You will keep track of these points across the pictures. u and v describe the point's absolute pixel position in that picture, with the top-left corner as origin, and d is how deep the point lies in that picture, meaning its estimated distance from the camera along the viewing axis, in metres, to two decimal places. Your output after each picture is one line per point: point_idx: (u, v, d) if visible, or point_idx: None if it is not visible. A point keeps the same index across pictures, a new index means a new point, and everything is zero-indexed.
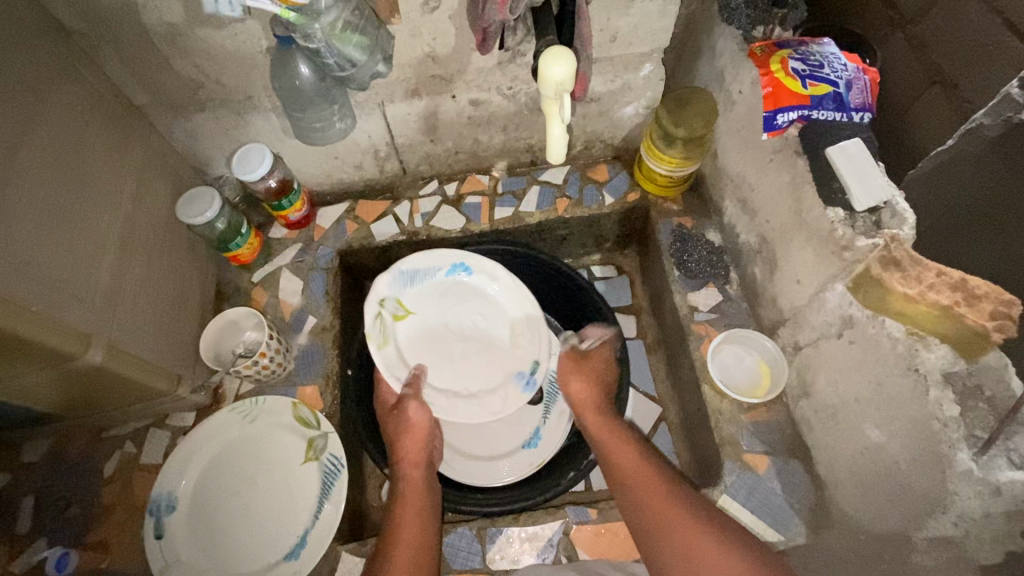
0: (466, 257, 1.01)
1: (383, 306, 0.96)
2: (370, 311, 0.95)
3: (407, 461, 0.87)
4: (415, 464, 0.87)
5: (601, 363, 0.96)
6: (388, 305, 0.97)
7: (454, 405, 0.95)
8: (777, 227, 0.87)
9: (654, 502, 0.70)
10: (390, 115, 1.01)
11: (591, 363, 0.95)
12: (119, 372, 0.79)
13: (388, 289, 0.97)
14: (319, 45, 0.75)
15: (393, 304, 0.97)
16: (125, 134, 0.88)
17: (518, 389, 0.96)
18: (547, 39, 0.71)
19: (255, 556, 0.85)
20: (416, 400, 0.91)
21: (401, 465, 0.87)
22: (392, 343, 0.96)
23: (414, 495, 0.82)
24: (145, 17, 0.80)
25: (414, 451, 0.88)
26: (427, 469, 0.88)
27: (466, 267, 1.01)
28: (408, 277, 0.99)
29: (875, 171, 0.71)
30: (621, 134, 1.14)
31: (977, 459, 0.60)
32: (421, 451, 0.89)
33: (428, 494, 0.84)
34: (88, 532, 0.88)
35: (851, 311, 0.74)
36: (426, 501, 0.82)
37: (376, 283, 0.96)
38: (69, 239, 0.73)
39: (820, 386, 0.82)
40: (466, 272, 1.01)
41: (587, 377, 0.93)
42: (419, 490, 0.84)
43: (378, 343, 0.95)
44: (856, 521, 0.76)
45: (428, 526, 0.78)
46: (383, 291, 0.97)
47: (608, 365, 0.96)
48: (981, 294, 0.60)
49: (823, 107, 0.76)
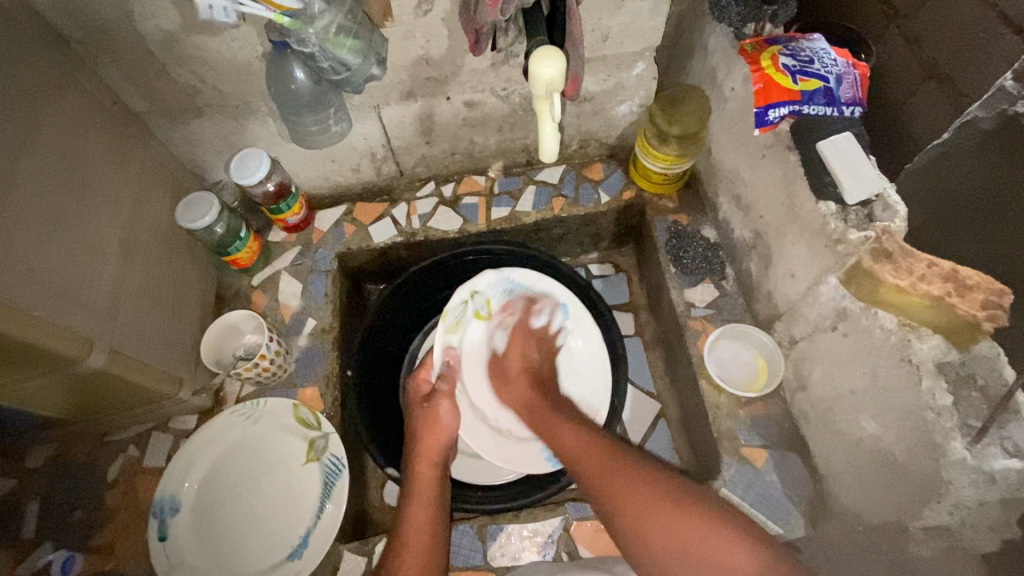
0: (570, 300, 1.03)
1: (472, 297, 0.98)
2: (461, 295, 0.97)
3: (423, 460, 0.86)
4: (430, 462, 0.86)
5: (519, 361, 0.96)
6: (477, 299, 0.99)
7: (475, 425, 0.97)
8: (770, 222, 0.87)
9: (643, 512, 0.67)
10: (386, 117, 1.02)
11: (511, 365, 0.96)
12: (121, 376, 0.80)
13: (484, 287, 0.99)
14: (313, 49, 0.76)
15: (480, 301, 0.99)
16: (124, 141, 0.89)
17: (544, 457, 0.95)
18: (537, 40, 0.72)
19: (259, 556, 0.85)
20: (450, 401, 0.92)
21: (417, 463, 0.86)
22: (459, 334, 0.98)
23: (426, 500, 0.81)
24: (142, 25, 0.81)
25: (433, 450, 0.87)
26: (443, 468, 0.87)
27: (565, 309, 1.03)
28: (508, 286, 1.01)
29: (865, 164, 0.72)
30: (616, 133, 1.15)
31: (972, 448, 0.60)
32: (440, 451, 0.87)
33: (441, 494, 0.83)
34: (92, 535, 0.89)
35: (844, 303, 0.74)
36: (438, 502, 0.82)
37: (480, 276, 0.98)
38: (70, 245, 0.74)
39: (816, 378, 0.82)
40: (563, 314, 1.03)
41: (516, 379, 0.94)
42: (432, 491, 0.83)
43: (449, 327, 0.97)
44: (854, 512, 0.77)
45: (441, 529, 0.78)
46: (481, 286, 0.99)
47: (529, 359, 0.97)
48: (973, 284, 0.61)
49: (813, 102, 0.77)
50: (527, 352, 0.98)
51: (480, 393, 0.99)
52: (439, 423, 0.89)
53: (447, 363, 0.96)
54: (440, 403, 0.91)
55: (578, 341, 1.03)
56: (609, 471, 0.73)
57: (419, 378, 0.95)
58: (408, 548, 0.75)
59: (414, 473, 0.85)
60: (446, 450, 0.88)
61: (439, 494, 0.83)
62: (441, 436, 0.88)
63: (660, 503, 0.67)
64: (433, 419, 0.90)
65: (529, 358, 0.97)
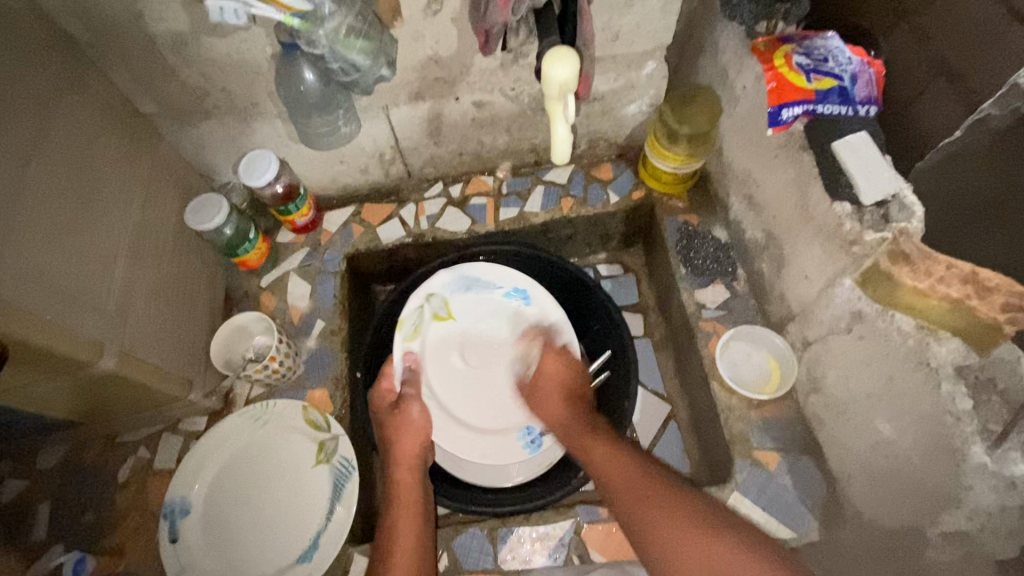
0: (531, 286, 1.05)
1: (428, 299, 1.04)
2: (416, 300, 1.03)
3: (402, 463, 0.87)
4: (409, 466, 0.87)
5: (553, 385, 0.95)
6: (434, 301, 1.04)
7: (446, 426, 1.00)
8: (784, 223, 0.86)
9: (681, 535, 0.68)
10: (395, 118, 1.02)
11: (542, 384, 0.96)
12: (131, 379, 0.80)
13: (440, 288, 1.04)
14: (323, 50, 0.75)
15: (437, 303, 1.04)
16: (133, 143, 0.89)
17: (521, 445, 0.99)
18: (550, 40, 0.71)
19: (269, 559, 0.85)
20: (420, 401, 0.92)
21: (395, 467, 0.87)
22: (420, 339, 1.02)
23: (409, 503, 0.82)
24: (151, 27, 0.81)
25: (410, 453, 0.88)
26: (421, 470, 0.88)
27: (525, 294, 1.05)
28: (465, 282, 1.06)
29: (882, 164, 0.71)
30: (625, 132, 1.14)
31: (992, 453, 0.60)
32: (417, 452, 0.88)
33: (424, 499, 0.84)
34: (103, 538, 0.89)
35: (860, 306, 0.73)
36: (421, 506, 0.83)
37: (434, 277, 1.04)
38: (80, 248, 0.73)
39: (830, 381, 0.81)
40: (525, 300, 1.05)
41: (551, 399, 0.94)
42: (414, 496, 0.84)
43: (408, 334, 1.01)
44: (870, 517, 0.76)
45: (425, 529, 0.80)
46: (435, 288, 1.04)
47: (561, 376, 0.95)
48: (993, 287, 0.58)
49: (828, 101, 0.76)
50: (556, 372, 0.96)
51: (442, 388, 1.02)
52: (413, 423, 0.90)
53: (409, 368, 0.99)
54: (411, 404, 0.92)
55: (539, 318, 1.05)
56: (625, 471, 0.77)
57: (381, 389, 0.93)
58: (398, 551, 0.76)
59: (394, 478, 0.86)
60: (423, 450, 0.89)
61: (420, 496, 0.84)
62: (418, 437, 0.89)
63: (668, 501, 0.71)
64: (404, 418, 0.90)
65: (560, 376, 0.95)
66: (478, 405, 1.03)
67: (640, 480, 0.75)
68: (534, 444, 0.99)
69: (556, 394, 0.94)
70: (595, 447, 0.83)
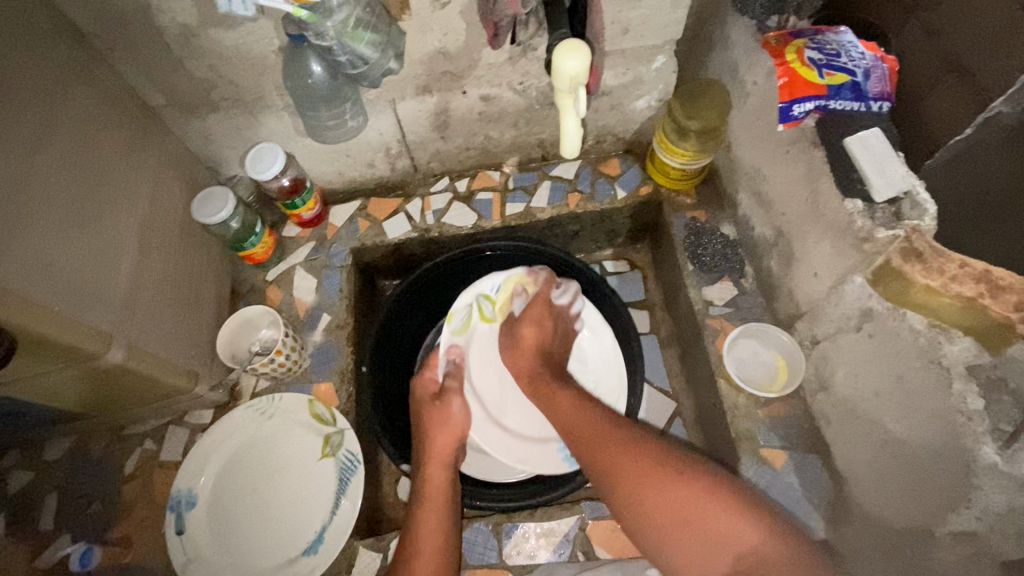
0: (577, 298, 1.05)
1: (477, 300, 1.03)
2: (466, 297, 1.02)
3: (433, 461, 0.86)
4: (440, 464, 0.86)
5: (532, 331, 0.94)
6: (483, 301, 1.03)
7: (484, 424, 0.98)
8: (793, 220, 0.86)
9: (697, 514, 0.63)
10: (402, 112, 1.02)
11: (521, 333, 0.95)
12: (138, 372, 0.80)
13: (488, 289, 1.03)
14: (331, 43, 0.75)
15: (484, 303, 1.03)
16: (140, 135, 0.89)
17: (561, 457, 0.95)
18: (559, 33, 0.71)
19: (273, 553, 0.86)
20: (461, 397, 0.93)
21: (427, 464, 0.86)
22: (467, 335, 1.03)
23: (438, 500, 0.81)
24: (159, 18, 0.81)
25: (443, 450, 0.87)
26: (453, 469, 0.86)
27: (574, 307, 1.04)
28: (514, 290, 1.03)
29: (894, 160, 0.70)
30: (632, 127, 1.14)
31: (1003, 453, 0.59)
32: (450, 452, 0.87)
33: (452, 497, 0.83)
34: (110, 528, 0.89)
35: (870, 304, 0.73)
36: (450, 504, 0.81)
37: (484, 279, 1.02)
38: (88, 241, 0.73)
39: (838, 379, 0.81)
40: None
41: (527, 346, 0.93)
42: (443, 493, 0.82)
43: (455, 328, 1.02)
44: (877, 516, 0.75)
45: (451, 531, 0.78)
46: (487, 289, 1.03)
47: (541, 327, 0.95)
48: (1006, 286, 0.58)
49: (841, 96, 0.75)
50: (541, 324, 0.95)
51: (489, 386, 1.02)
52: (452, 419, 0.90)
53: (452, 361, 0.99)
54: (452, 398, 0.92)
55: (587, 334, 1.04)
56: (585, 428, 0.77)
57: (425, 378, 0.96)
58: (420, 553, 0.74)
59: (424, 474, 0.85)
60: (456, 449, 0.89)
61: (449, 496, 0.82)
62: (453, 436, 0.89)
63: (649, 477, 0.68)
64: (445, 413, 0.91)
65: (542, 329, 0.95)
66: (523, 416, 1.00)
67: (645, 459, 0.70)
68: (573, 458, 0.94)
69: (530, 346, 0.93)
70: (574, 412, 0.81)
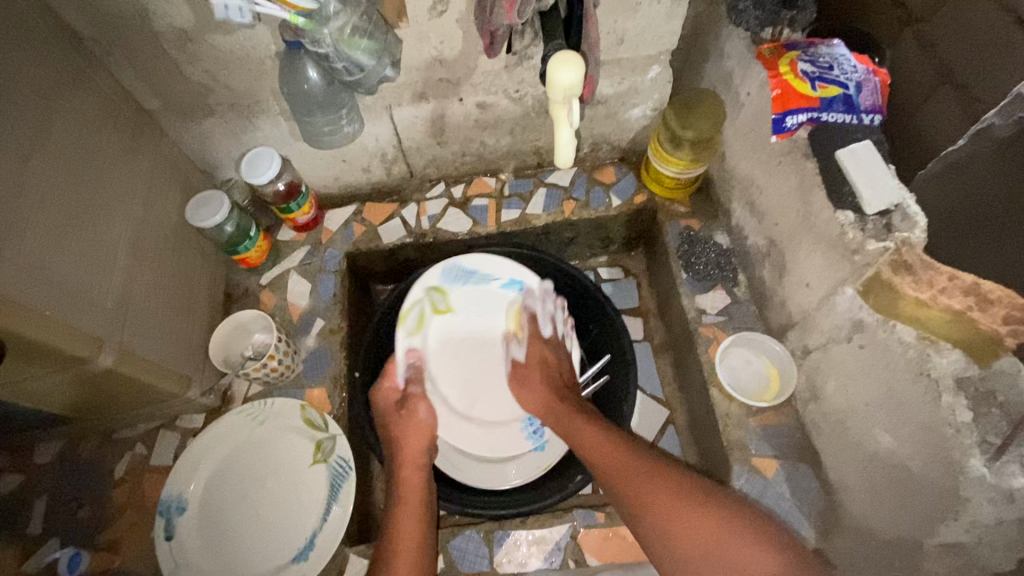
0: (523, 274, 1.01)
1: (427, 294, 1.01)
2: (415, 294, 1.00)
3: (407, 464, 0.85)
4: (414, 466, 0.85)
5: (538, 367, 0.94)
6: (434, 295, 1.02)
7: (451, 422, 0.99)
8: (786, 231, 0.86)
9: (709, 532, 0.65)
10: (398, 118, 1.02)
11: (529, 375, 0.94)
12: (130, 376, 0.79)
13: (437, 280, 1.02)
14: (328, 49, 0.76)
15: (434, 296, 1.02)
16: (134, 138, 0.89)
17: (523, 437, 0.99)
18: (556, 44, 0.71)
19: (263, 558, 0.85)
20: (426, 402, 0.91)
21: (401, 467, 0.84)
22: (422, 334, 1.00)
23: (414, 504, 0.80)
24: (156, 23, 0.81)
25: (415, 452, 0.86)
26: (427, 471, 0.85)
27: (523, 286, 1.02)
28: (460, 274, 1.02)
29: (885, 174, 0.70)
30: (628, 136, 1.14)
31: (990, 466, 0.59)
32: (422, 452, 0.86)
33: (429, 498, 0.82)
34: (100, 533, 0.89)
35: (861, 315, 0.74)
36: (425, 509, 0.80)
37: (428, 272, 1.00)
38: (77, 246, 0.73)
39: (830, 390, 0.81)
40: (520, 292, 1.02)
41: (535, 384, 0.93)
42: (420, 498, 0.81)
43: (410, 330, 0.99)
44: (867, 527, 0.76)
45: (428, 533, 0.77)
46: (435, 281, 1.01)
47: (548, 366, 0.94)
48: (994, 299, 0.58)
49: (833, 108, 0.75)
50: (547, 362, 0.94)
51: (449, 384, 1.01)
52: (418, 421, 0.88)
53: (410, 365, 0.96)
54: (417, 404, 0.90)
55: None
56: (604, 445, 0.78)
57: (386, 388, 0.92)
58: (399, 556, 0.73)
59: (399, 478, 0.84)
60: (429, 449, 0.87)
61: (426, 500, 0.81)
62: (424, 437, 0.88)
63: (672, 502, 0.68)
64: (412, 418, 0.89)
65: (550, 365, 0.94)
66: (490, 405, 1.02)
67: (663, 483, 0.70)
68: (536, 435, 0.99)
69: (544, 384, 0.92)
70: (589, 436, 0.81)
